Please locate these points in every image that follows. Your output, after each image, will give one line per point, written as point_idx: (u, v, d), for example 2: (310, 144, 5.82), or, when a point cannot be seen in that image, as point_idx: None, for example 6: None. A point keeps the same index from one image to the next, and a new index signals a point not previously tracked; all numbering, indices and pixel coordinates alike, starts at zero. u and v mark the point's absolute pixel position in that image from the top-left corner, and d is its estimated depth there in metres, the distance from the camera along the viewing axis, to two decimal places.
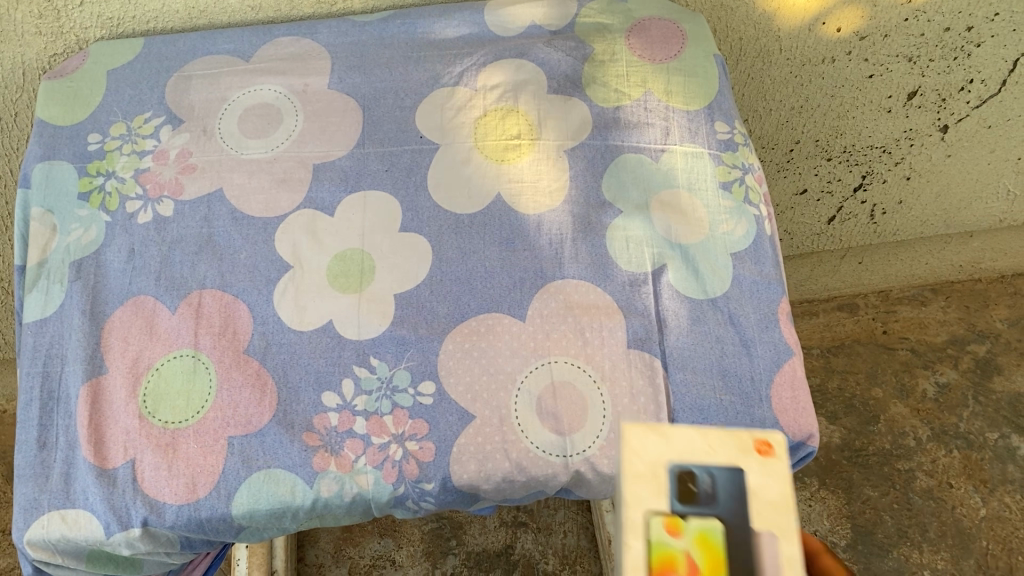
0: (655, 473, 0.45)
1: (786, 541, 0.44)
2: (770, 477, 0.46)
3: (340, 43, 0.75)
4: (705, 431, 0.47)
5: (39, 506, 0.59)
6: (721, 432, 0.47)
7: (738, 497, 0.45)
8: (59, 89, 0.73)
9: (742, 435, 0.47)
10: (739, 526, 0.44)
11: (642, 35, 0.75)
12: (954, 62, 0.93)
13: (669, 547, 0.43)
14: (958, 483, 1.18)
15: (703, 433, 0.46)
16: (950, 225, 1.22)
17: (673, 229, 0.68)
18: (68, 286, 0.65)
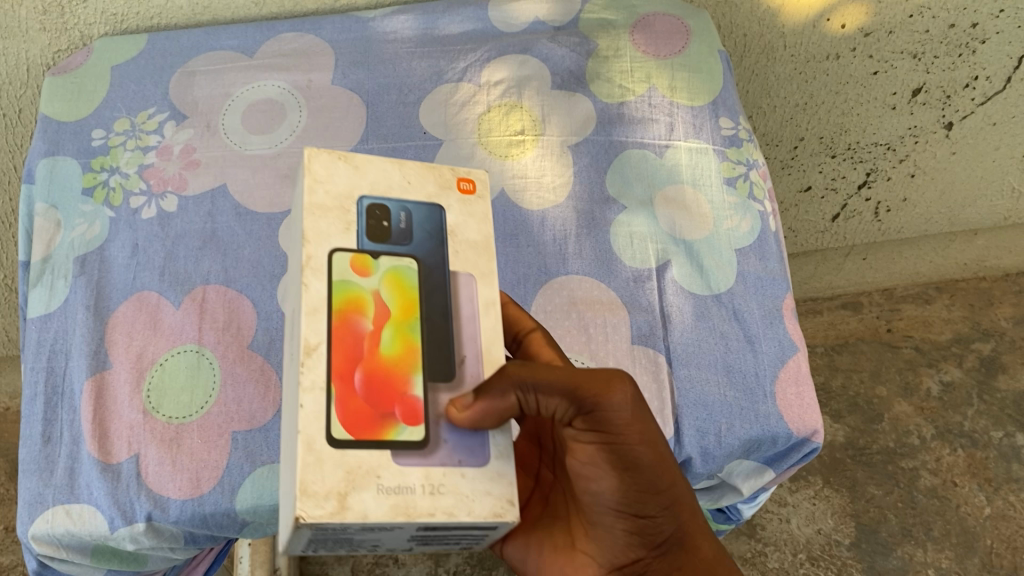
0: (339, 203, 0.43)
1: (485, 285, 0.45)
2: (465, 216, 0.46)
3: (344, 39, 0.75)
4: (400, 163, 0.46)
5: (44, 501, 0.59)
6: (420, 166, 0.47)
7: (418, 229, 0.44)
8: (64, 84, 0.73)
9: (442, 172, 0.47)
10: (430, 258, 0.44)
11: (647, 30, 0.75)
12: (958, 58, 0.93)
13: (357, 286, 0.42)
14: (962, 481, 1.18)
15: (363, 160, 0.45)
16: (954, 223, 1.22)
17: (677, 225, 0.68)
18: (72, 281, 0.65)
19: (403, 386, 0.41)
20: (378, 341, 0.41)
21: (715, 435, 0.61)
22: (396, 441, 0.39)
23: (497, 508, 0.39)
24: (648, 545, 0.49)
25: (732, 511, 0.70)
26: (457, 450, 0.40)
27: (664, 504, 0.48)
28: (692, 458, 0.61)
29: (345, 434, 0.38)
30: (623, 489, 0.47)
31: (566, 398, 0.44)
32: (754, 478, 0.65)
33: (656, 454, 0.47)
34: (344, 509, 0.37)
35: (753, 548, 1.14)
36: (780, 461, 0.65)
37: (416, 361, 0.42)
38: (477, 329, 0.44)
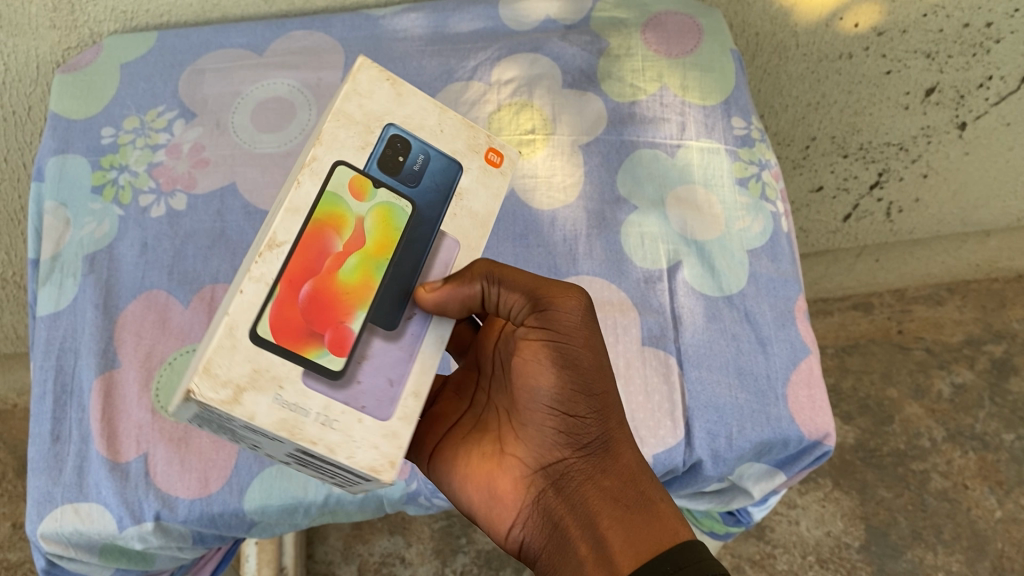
0: (365, 126, 0.47)
1: (465, 254, 0.49)
2: (478, 185, 0.50)
3: (354, 37, 0.75)
4: (442, 110, 0.50)
5: (52, 500, 0.59)
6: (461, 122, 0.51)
7: (429, 181, 0.49)
8: (73, 81, 0.73)
9: (477, 135, 0.51)
10: (425, 208, 0.48)
11: (659, 29, 0.75)
12: (972, 58, 0.92)
13: (344, 206, 0.45)
14: (974, 484, 1.17)
15: (412, 97, 0.49)
16: (966, 224, 1.21)
17: (689, 225, 0.67)
18: (82, 280, 0.65)
19: (343, 315, 0.44)
20: (340, 264, 0.45)
21: (725, 438, 0.61)
22: (314, 360, 0.42)
23: (380, 462, 0.42)
24: (574, 445, 0.50)
25: (742, 514, 0.70)
26: (369, 393, 0.43)
27: (595, 408, 0.50)
28: (702, 460, 0.61)
29: (274, 336, 0.42)
30: (559, 386, 0.49)
31: (524, 296, 0.49)
32: (765, 481, 0.65)
33: (596, 361, 0.50)
34: (235, 405, 0.39)
35: (763, 550, 1.13)
36: (791, 464, 0.64)
37: (366, 296, 0.45)
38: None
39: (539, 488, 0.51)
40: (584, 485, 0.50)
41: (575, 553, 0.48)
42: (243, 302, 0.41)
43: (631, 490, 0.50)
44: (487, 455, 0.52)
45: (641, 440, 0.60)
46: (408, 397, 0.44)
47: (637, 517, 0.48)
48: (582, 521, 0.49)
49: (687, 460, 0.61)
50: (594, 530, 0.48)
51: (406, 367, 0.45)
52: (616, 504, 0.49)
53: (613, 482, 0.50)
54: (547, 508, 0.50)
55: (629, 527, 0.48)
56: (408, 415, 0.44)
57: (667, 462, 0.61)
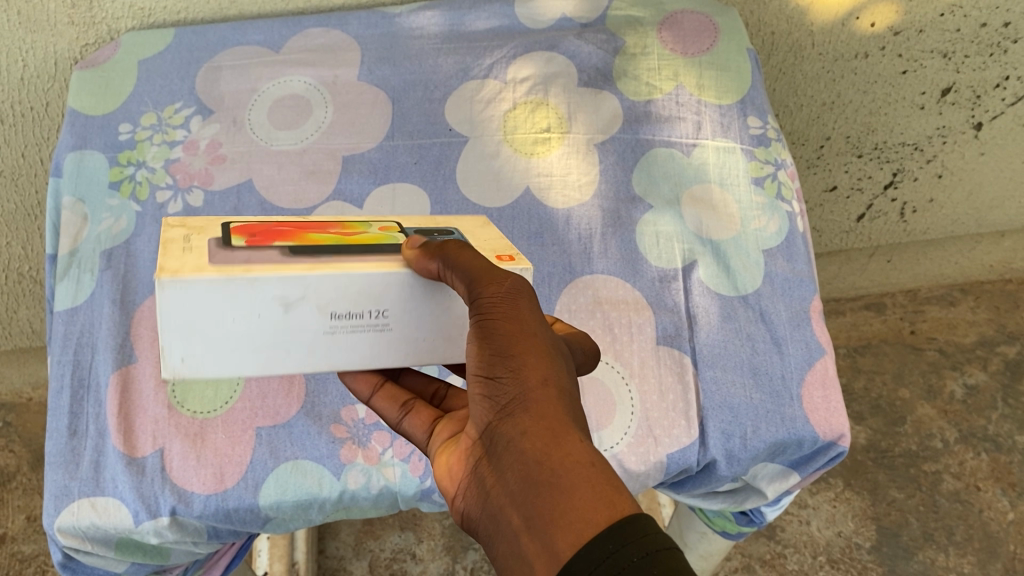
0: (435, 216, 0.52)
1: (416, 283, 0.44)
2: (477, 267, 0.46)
3: (369, 35, 0.75)
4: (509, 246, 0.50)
5: (69, 493, 0.59)
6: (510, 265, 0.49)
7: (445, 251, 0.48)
8: (92, 79, 0.73)
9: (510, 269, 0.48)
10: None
11: (675, 28, 0.74)
12: (990, 58, 0.92)
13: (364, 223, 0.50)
14: (986, 486, 1.16)
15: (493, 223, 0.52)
16: (981, 225, 1.21)
17: (704, 225, 0.67)
18: (98, 275, 0.65)
19: (281, 237, 0.45)
20: (319, 231, 0.46)
21: (740, 438, 0.61)
22: (225, 237, 0.44)
23: (168, 268, 0.40)
24: (497, 413, 0.38)
25: (755, 514, 0.69)
26: (228, 256, 0.42)
27: (511, 367, 0.38)
28: (716, 460, 0.61)
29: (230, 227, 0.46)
30: (477, 351, 0.39)
31: (461, 283, 0.41)
32: (779, 481, 0.65)
33: (518, 320, 0.39)
34: (170, 229, 0.46)
35: (773, 550, 1.13)
36: (806, 464, 0.64)
37: (306, 241, 0.44)
38: (351, 259, 0.43)
39: (475, 462, 0.39)
40: (504, 453, 0.36)
41: (505, 536, 0.35)
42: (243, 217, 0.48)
43: (555, 454, 0.35)
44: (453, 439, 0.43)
45: (656, 439, 0.61)
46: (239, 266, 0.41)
47: (557, 488, 0.34)
48: (507, 494, 0.36)
49: (701, 460, 0.61)
50: (518, 505, 0.35)
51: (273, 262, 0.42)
52: (538, 469, 0.34)
53: (537, 443, 0.35)
54: (481, 483, 0.38)
55: (552, 498, 0.34)
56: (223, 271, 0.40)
57: (681, 462, 0.61)
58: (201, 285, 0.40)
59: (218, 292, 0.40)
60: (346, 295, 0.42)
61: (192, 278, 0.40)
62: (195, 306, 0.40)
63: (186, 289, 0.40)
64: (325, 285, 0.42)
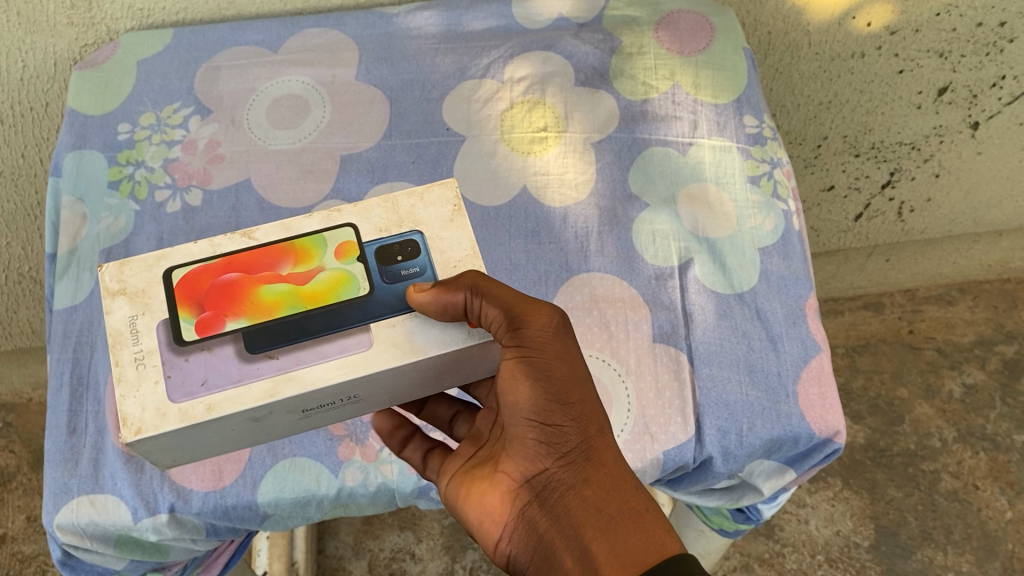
0: (400, 220, 0.50)
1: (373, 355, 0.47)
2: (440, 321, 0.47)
3: (368, 35, 0.75)
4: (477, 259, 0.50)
5: (69, 491, 0.59)
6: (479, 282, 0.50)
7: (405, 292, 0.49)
8: (91, 79, 0.74)
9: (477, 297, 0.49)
10: (377, 303, 0.48)
11: (671, 28, 0.75)
12: (986, 57, 0.92)
13: (319, 247, 0.50)
14: (984, 485, 1.16)
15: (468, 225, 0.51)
16: (979, 224, 1.21)
17: (700, 223, 0.68)
18: (98, 274, 0.66)
19: (231, 313, 0.47)
20: (271, 282, 0.48)
21: (736, 435, 0.61)
22: (178, 319, 0.47)
23: (133, 418, 0.44)
24: (555, 456, 0.49)
25: (752, 511, 0.70)
26: (181, 373, 0.46)
27: (574, 417, 0.48)
28: (713, 457, 0.61)
29: (175, 283, 0.48)
30: (534, 398, 0.48)
31: (500, 310, 0.46)
32: (775, 479, 0.65)
33: (571, 372, 0.49)
34: (112, 298, 0.47)
35: (772, 549, 1.13)
36: (802, 460, 0.64)
37: (259, 316, 0.47)
38: (306, 362, 0.46)
39: (525, 499, 0.50)
40: (564, 494, 0.48)
41: (560, 566, 0.48)
42: (186, 250, 0.49)
43: (614, 500, 0.48)
44: (483, 475, 0.52)
45: (652, 437, 0.61)
46: (199, 403, 0.45)
47: (619, 529, 0.47)
48: (567, 530, 0.48)
49: (697, 457, 0.61)
50: (578, 542, 0.47)
51: (227, 384, 0.45)
52: (601, 513, 0.48)
53: (596, 491, 0.48)
54: (532, 519, 0.49)
55: (613, 539, 0.47)
56: (186, 416, 0.45)
57: (677, 459, 0.61)
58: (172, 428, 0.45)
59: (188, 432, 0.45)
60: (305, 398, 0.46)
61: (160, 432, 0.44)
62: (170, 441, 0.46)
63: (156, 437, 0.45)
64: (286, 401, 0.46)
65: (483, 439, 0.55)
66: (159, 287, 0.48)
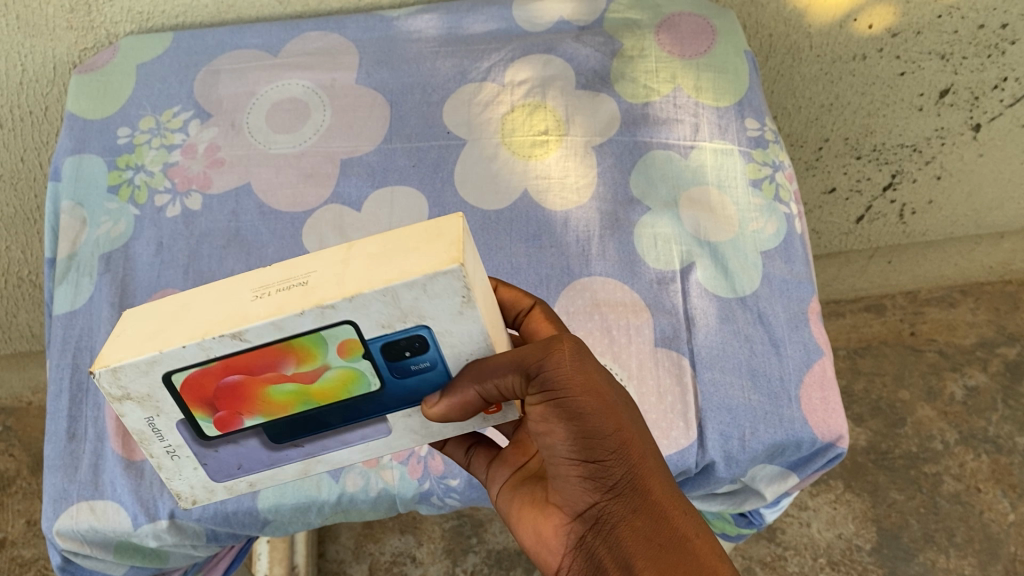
0: (404, 316, 0.38)
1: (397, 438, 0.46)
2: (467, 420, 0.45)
3: (368, 38, 0.75)
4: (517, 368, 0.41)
5: (69, 497, 0.59)
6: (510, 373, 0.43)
7: (419, 386, 0.43)
8: (91, 83, 0.73)
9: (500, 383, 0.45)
10: (392, 396, 0.43)
11: (673, 30, 0.74)
12: (987, 59, 0.92)
13: (322, 346, 0.39)
14: (986, 487, 1.16)
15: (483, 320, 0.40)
16: (980, 226, 1.20)
17: (702, 227, 0.67)
18: (97, 279, 0.65)
19: (242, 409, 0.42)
20: (277, 384, 0.41)
21: (738, 440, 0.61)
22: (195, 421, 0.42)
23: (185, 494, 0.47)
24: (602, 490, 0.43)
25: (754, 516, 0.69)
26: (216, 461, 0.45)
27: (613, 449, 0.42)
28: (715, 462, 0.61)
29: (178, 388, 0.40)
30: (569, 438, 0.42)
31: (513, 374, 0.41)
32: (778, 483, 0.64)
33: (605, 400, 0.42)
34: (117, 401, 0.40)
35: (773, 552, 1.13)
36: (805, 465, 0.64)
37: (277, 413, 0.43)
38: (332, 448, 0.45)
39: (579, 534, 0.45)
40: (617, 528, 0.43)
41: None
42: (178, 356, 0.38)
43: (665, 528, 0.42)
44: (535, 501, 0.48)
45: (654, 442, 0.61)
46: (242, 482, 0.46)
47: (673, 560, 0.41)
48: (620, 567, 0.42)
49: (699, 462, 0.61)
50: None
51: (262, 466, 0.46)
52: (650, 544, 0.42)
53: (647, 522, 0.43)
54: (589, 554, 0.44)
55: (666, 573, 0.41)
56: (233, 490, 0.47)
57: (679, 464, 0.61)
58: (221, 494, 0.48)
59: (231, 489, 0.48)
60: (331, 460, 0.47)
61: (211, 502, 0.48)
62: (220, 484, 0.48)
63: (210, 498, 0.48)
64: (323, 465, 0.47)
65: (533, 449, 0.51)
66: (162, 391, 0.40)
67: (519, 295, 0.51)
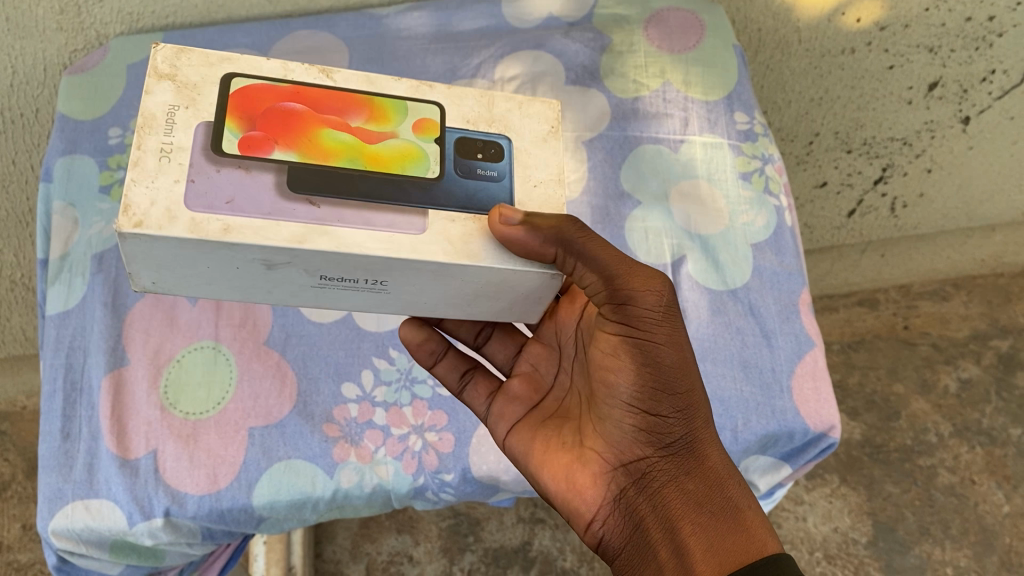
0: (491, 119, 0.48)
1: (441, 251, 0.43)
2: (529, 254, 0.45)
3: (357, 36, 0.75)
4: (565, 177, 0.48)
5: (63, 497, 0.59)
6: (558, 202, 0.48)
7: (477, 189, 0.46)
8: (81, 83, 0.73)
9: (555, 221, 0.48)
10: (442, 188, 0.45)
11: (661, 26, 0.75)
12: (975, 52, 0.92)
13: (400, 115, 0.47)
14: (981, 479, 1.17)
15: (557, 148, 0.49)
16: (971, 219, 1.21)
17: (692, 220, 0.68)
18: (89, 279, 0.66)
19: (282, 142, 0.43)
20: (336, 128, 0.45)
21: (731, 431, 0.61)
22: (224, 125, 0.43)
23: (136, 209, 0.39)
24: (656, 444, 0.48)
25: None
26: (208, 182, 0.41)
27: (679, 407, 0.48)
28: None
29: (236, 86, 0.44)
30: (639, 383, 0.47)
31: (598, 276, 0.47)
32: (771, 474, 0.65)
33: (681, 360, 0.48)
34: (157, 81, 0.43)
35: None
36: (798, 456, 0.64)
37: (312, 156, 0.43)
38: (348, 221, 0.42)
39: (619, 485, 0.48)
40: (666, 485, 0.47)
41: (657, 556, 0.45)
42: (256, 66, 0.45)
43: (716, 494, 0.46)
44: (564, 447, 0.50)
45: None
46: (216, 221, 0.40)
47: (721, 522, 0.45)
48: (662, 523, 0.46)
49: None
50: (675, 537, 0.45)
51: (254, 214, 0.41)
52: (700, 508, 0.46)
53: (697, 486, 0.47)
54: (628, 506, 0.47)
55: (713, 538, 0.44)
56: (198, 229, 0.40)
57: None
58: (170, 239, 0.39)
59: (195, 249, 0.40)
60: (339, 268, 0.43)
61: (160, 236, 0.39)
62: (162, 255, 0.40)
63: (154, 241, 0.39)
64: (311, 257, 0.41)
65: (544, 387, 0.55)
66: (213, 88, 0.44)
67: None
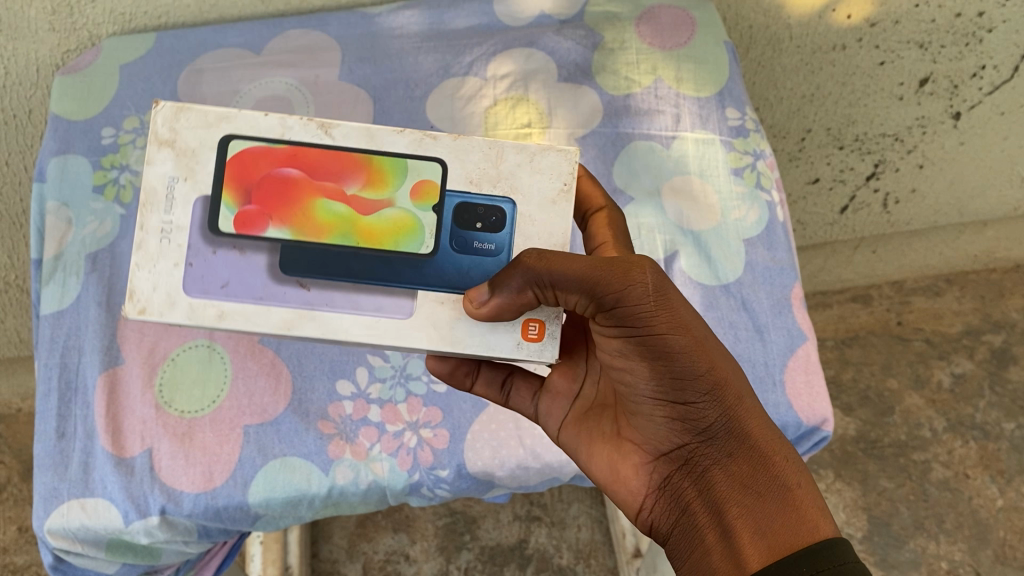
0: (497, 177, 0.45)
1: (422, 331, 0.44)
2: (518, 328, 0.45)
3: (350, 34, 0.75)
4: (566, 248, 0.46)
5: (59, 496, 0.59)
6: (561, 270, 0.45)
7: (469, 266, 0.45)
8: (73, 83, 0.73)
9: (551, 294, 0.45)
10: (432, 268, 0.44)
11: (653, 22, 0.74)
12: (965, 48, 0.93)
13: (399, 176, 0.44)
14: (975, 473, 1.17)
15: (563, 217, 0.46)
16: (964, 215, 1.20)
17: (685, 215, 0.69)
18: (84, 278, 0.66)
19: (276, 218, 0.43)
20: (331, 199, 0.44)
21: None
22: (219, 202, 0.43)
23: (141, 295, 0.42)
24: (689, 431, 0.47)
25: None
26: (204, 265, 0.43)
27: (705, 390, 0.46)
28: None
29: (232, 154, 0.43)
30: (656, 379, 0.46)
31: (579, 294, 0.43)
32: None
33: (696, 339, 0.45)
34: (156, 147, 0.43)
35: None
36: None
37: (305, 233, 0.43)
38: (336, 307, 0.43)
39: (663, 473, 0.48)
40: (709, 469, 0.46)
41: (707, 540, 0.45)
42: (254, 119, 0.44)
43: (759, 472, 0.45)
44: (606, 438, 0.52)
45: None
46: (212, 307, 0.42)
47: (770, 501, 0.44)
48: (710, 510, 0.45)
49: None
50: (721, 522, 0.45)
51: (246, 299, 0.43)
52: (744, 489, 0.45)
53: (742, 466, 0.45)
54: (673, 492, 0.48)
55: (761, 517, 0.43)
56: (196, 316, 0.42)
57: None
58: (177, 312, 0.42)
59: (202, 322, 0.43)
60: None
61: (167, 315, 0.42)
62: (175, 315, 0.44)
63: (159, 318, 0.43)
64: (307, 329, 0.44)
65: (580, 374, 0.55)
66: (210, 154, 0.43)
67: (595, 192, 0.52)
